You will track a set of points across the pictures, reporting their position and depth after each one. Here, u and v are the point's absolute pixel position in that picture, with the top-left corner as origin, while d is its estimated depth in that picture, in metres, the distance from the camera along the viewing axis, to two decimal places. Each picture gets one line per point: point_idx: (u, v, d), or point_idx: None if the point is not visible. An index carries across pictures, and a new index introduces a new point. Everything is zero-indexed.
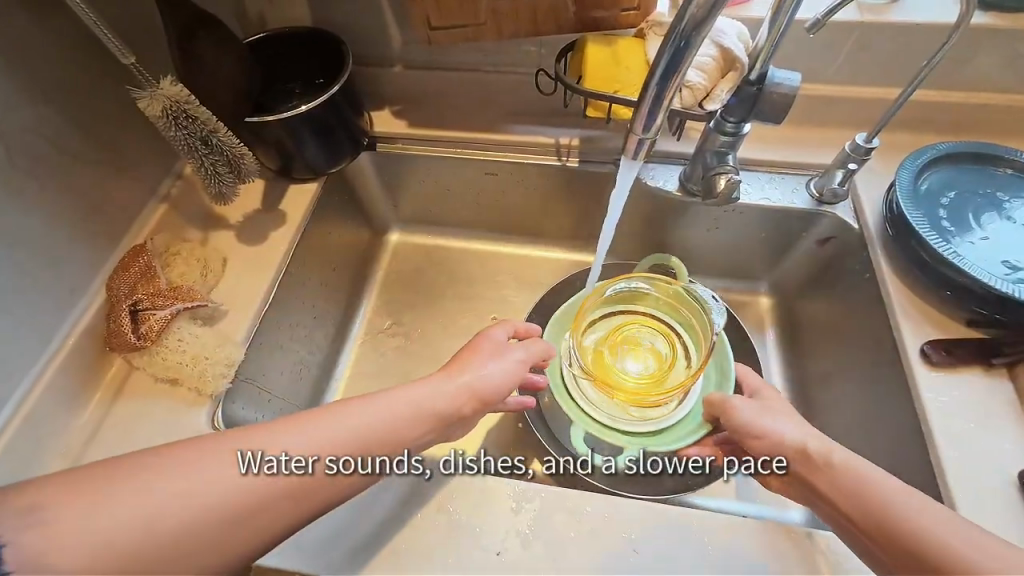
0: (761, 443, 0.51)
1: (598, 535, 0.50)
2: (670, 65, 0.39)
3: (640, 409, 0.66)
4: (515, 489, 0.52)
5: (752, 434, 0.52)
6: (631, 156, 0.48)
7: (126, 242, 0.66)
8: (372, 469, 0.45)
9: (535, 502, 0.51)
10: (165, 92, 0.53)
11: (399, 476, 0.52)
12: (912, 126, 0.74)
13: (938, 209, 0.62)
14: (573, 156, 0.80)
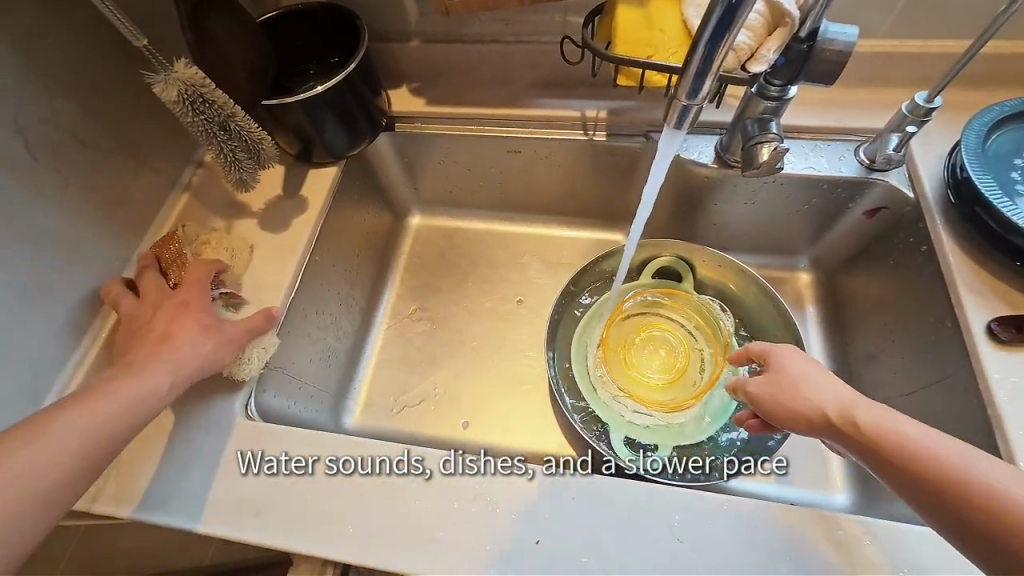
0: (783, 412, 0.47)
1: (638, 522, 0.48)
2: (722, 21, 0.35)
3: (677, 410, 0.69)
4: (525, 480, 0.51)
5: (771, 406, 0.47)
6: (675, 125, 0.44)
7: (151, 235, 0.66)
8: (372, 469, 0.53)
9: (547, 488, 0.50)
10: (180, 75, 0.50)
11: (399, 476, 0.52)
12: (976, 83, 0.68)
13: (1010, 172, 0.57)
14: (600, 130, 0.76)
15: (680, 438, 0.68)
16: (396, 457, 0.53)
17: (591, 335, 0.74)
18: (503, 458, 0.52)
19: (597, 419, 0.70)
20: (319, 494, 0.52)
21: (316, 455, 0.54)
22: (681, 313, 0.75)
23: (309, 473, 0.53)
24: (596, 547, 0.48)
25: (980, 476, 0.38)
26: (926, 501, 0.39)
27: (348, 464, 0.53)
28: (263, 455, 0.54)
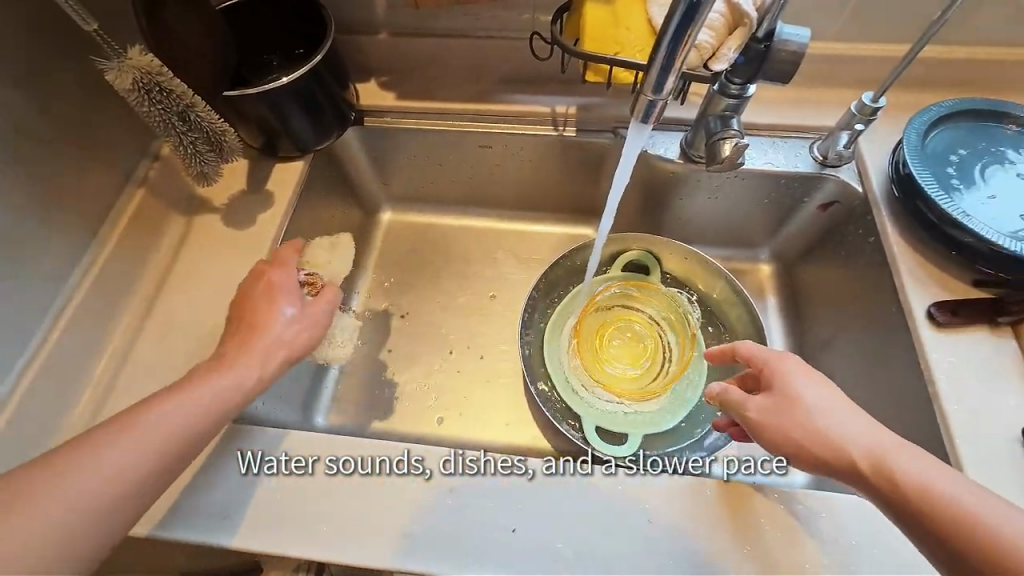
0: (789, 441, 0.44)
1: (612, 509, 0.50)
2: (683, 18, 0.36)
3: (648, 397, 0.71)
4: (525, 480, 0.51)
5: (774, 432, 0.45)
6: (643, 119, 0.45)
7: (105, 232, 0.63)
8: (372, 468, 0.52)
9: (546, 487, 0.51)
10: (134, 62, 0.48)
11: (400, 476, 0.52)
12: (916, 85, 0.73)
13: (947, 168, 0.61)
14: (570, 126, 0.77)
15: (652, 427, 0.70)
16: (396, 457, 0.53)
17: (560, 329, 0.75)
18: (503, 458, 0.52)
19: (571, 409, 0.71)
20: (316, 494, 0.51)
21: (317, 455, 0.53)
22: (649, 303, 0.78)
23: (309, 473, 0.52)
24: (578, 539, 0.48)
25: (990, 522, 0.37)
26: (929, 539, 0.39)
27: (349, 464, 0.52)
28: (264, 455, 0.53)
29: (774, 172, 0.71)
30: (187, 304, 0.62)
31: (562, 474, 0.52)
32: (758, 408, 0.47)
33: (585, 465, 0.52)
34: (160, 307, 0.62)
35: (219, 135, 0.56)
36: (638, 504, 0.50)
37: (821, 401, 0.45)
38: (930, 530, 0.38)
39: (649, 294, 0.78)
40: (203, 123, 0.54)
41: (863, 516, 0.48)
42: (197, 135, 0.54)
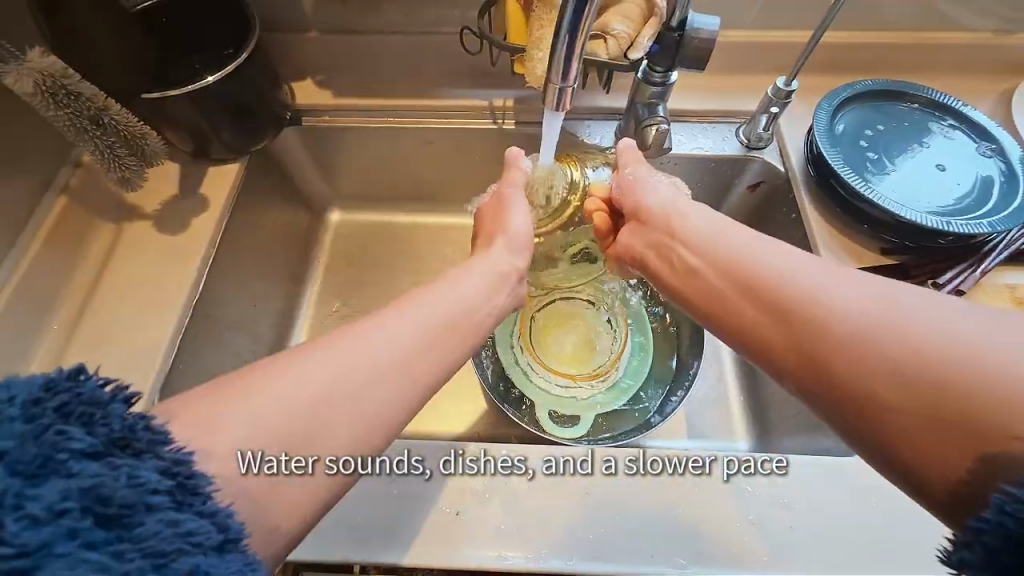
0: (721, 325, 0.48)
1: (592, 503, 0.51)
2: (575, 9, 0.38)
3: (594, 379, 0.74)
4: (525, 480, 0.52)
5: (701, 280, 0.50)
6: (554, 107, 0.46)
7: (22, 244, 0.61)
8: (372, 469, 0.51)
9: (547, 487, 0.52)
10: (34, 65, 0.47)
11: (400, 476, 0.52)
12: (831, 70, 0.78)
13: (854, 145, 0.66)
14: (509, 119, 0.78)
15: (601, 409, 0.72)
16: (396, 457, 0.52)
17: (511, 317, 0.77)
18: (504, 458, 0.52)
19: (522, 395, 0.72)
20: None
21: None
22: (594, 289, 0.79)
23: None
24: (533, 525, 0.50)
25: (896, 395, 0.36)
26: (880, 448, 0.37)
27: None
28: None
29: (704, 156, 0.75)
30: (120, 312, 0.62)
31: (562, 474, 0.52)
32: (745, 352, 0.46)
33: (586, 465, 0.53)
34: (89, 319, 0.61)
35: (138, 137, 0.55)
36: (639, 503, 0.51)
37: (726, 239, 0.51)
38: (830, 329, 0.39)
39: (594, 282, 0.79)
40: (119, 127, 0.53)
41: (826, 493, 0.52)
42: (112, 139, 0.53)
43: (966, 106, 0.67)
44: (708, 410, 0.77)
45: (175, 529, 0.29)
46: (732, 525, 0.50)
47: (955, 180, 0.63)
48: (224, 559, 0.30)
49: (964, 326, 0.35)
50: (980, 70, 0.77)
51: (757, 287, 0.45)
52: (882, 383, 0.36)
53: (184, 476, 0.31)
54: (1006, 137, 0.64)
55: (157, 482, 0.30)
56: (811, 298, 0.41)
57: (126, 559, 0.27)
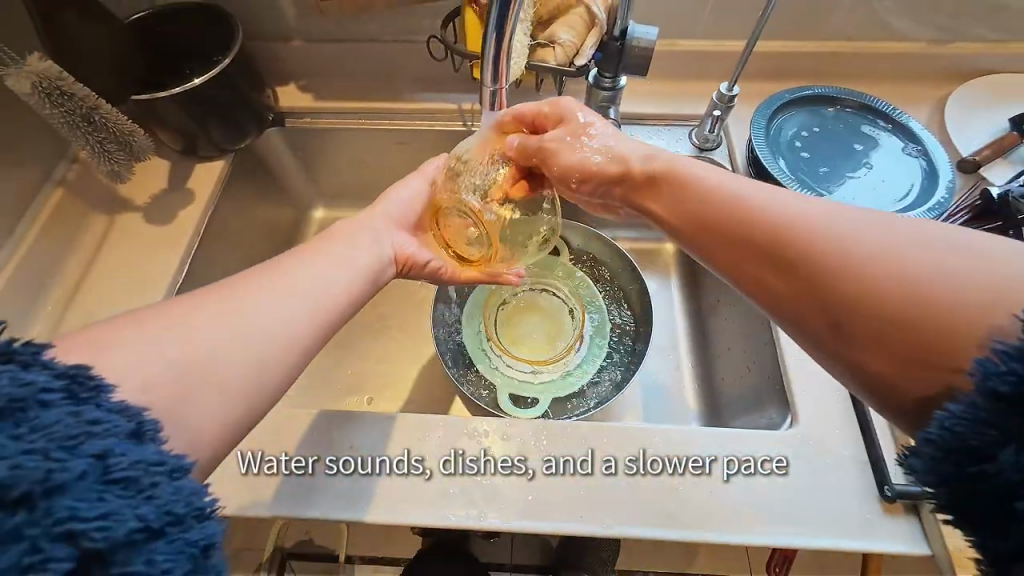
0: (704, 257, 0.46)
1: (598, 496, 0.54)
2: (499, 20, 0.43)
3: (553, 364, 0.78)
4: (525, 479, 0.55)
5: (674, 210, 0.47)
6: (490, 108, 0.51)
7: (20, 232, 0.67)
8: (372, 468, 0.55)
9: (546, 485, 0.55)
10: (33, 68, 0.53)
11: (400, 475, 0.55)
12: (780, 77, 0.83)
13: (790, 146, 0.71)
14: (477, 121, 0.84)
15: (560, 390, 0.76)
16: (396, 457, 0.56)
17: (479, 309, 0.82)
18: (504, 458, 0.56)
19: (484, 380, 0.77)
20: (317, 493, 0.54)
21: (316, 455, 0.56)
22: (554, 280, 0.84)
23: (309, 473, 0.55)
24: (529, 510, 0.53)
25: (877, 315, 0.35)
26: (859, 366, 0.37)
27: (349, 464, 0.56)
28: (264, 455, 0.56)
29: (659, 157, 0.79)
30: (110, 294, 0.67)
31: (562, 473, 0.55)
32: (730, 282, 0.44)
33: (586, 465, 0.56)
34: (80, 300, 0.67)
35: (124, 133, 0.60)
36: (640, 496, 0.54)
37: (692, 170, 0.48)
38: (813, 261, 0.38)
39: (556, 275, 0.85)
40: (109, 123, 0.59)
41: (807, 482, 0.55)
42: (102, 135, 0.59)
43: (896, 109, 0.72)
44: (668, 400, 0.80)
45: (75, 422, 0.31)
46: (670, 491, 0.54)
47: (884, 179, 0.68)
48: (139, 446, 0.32)
49: (941, 253, 0.34)
50: (919, 78, 0.82)
51: (746, 217, 0.42)
52: (863, 313, 0.36)
53: (80, 379, 0.33)
54: (931, 139, 0.69)
55: (51, 381, 0.31)
56: (799, 222, 0.40)
57: (25, 441, 0.29)
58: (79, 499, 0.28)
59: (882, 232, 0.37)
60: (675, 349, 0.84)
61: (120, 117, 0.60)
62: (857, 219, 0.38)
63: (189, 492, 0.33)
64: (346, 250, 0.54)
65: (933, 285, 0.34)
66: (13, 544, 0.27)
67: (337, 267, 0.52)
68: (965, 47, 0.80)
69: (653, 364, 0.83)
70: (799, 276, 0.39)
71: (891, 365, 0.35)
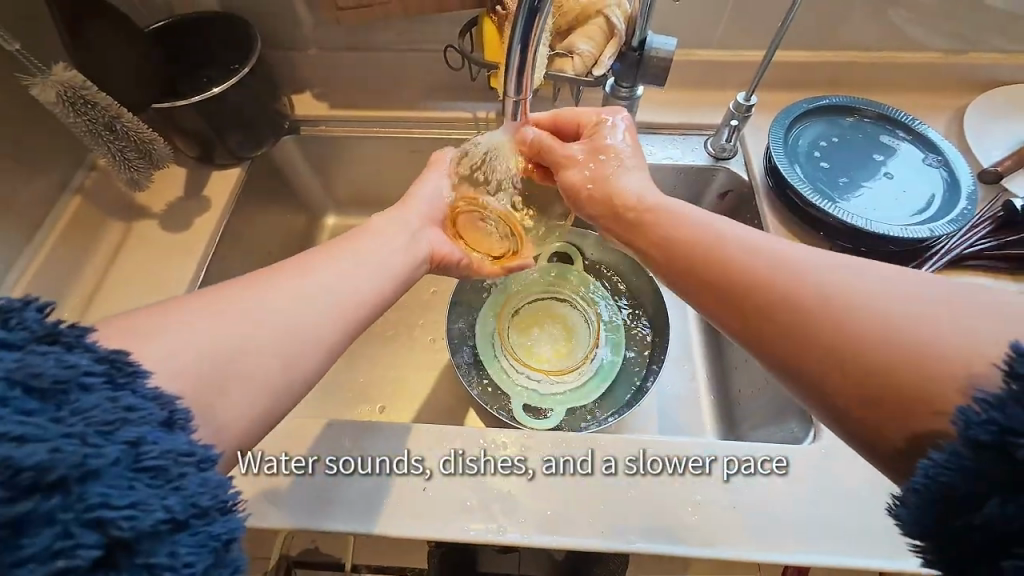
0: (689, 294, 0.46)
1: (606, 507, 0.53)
2: (523, 30, 0.43)
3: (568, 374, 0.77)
4: (525, 479, 0.55)
5: (662, 247, 0.48)
6: (512, 117, 0.51)
7: (39, 239, 0.67)
8: (372, 468, 0.55)
9: (547, 486, 0.55)
10: (58, 78, 0.54)
11: (400, 475, 0.55)
12: (795, 87, 0.82)
13: (809, 157, 0.70)
14: (492, 130, 0.84)
15: (576, 401, 0.76)
16: (396, 458, 0.56)
17: (492, 316, 0.82)
18: (504, 459, 0.56)
19: (499, 389, 0.76)
20: (318, 493, 0.54)
21: (316, 455, 0.56)
22: (569, 289, 0.84)
23: (309, 473, 0.55)
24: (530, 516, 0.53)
25: (858, 360, 0.35)
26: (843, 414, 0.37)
27: (349, 464, 0.56)
28: (264, 456, 0.56)
29: (675, 166, 0.79)
30: (126, 301, 0.67)
31: (562, 474, 0.55)
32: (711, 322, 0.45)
33: (585, 465, 0.56)
34: (96, 308, 0.67)
35: (144, 140, 0.60)
36: (646, 503, 0.54)
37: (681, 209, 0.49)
38: (794, 302, 0.39)
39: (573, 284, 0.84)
40: (129, 130, 0.59)
41: (823, 496, 0.54)
42: (123, 143, 0.59)
43: (915, 119, 0.72)
44: (681, 410, 0.79)
45: (112, 408, 0.31)
46: (692, 506, 0.54)
47: (904, 190, 0.67)
48: (170, 435, 0.33)
49: (919, 299, 0.35)
50: (935, 88, 0.81)
51: (726, 259, 0.43)
52: (838, 355, 0.36)
53: (118, 363, 0.33)
54: (951, 149, 0.69)
55: (92, 364, 0.32)
56: (784, 264, 0.40)
57: (65, 424, 0.29)
58: (110, 486, 0.29)
59: (857, 277, 0.38)
60: (688, 358, 0.84)
61: (140, 125, 0.60)
62: (831, 264, 0.39)
63: (212, 486, 0.33)
64: (381, 242, 0.53)
65: (914, 330, 0.34)
66: (46, 527, 0.27)
67: (370, 261, 0.51)
68: (982, 57, 0.79)
69: (667, 374, 0.82)
70: (777, 317, 0.39)
71: (874, 414, 0.35)
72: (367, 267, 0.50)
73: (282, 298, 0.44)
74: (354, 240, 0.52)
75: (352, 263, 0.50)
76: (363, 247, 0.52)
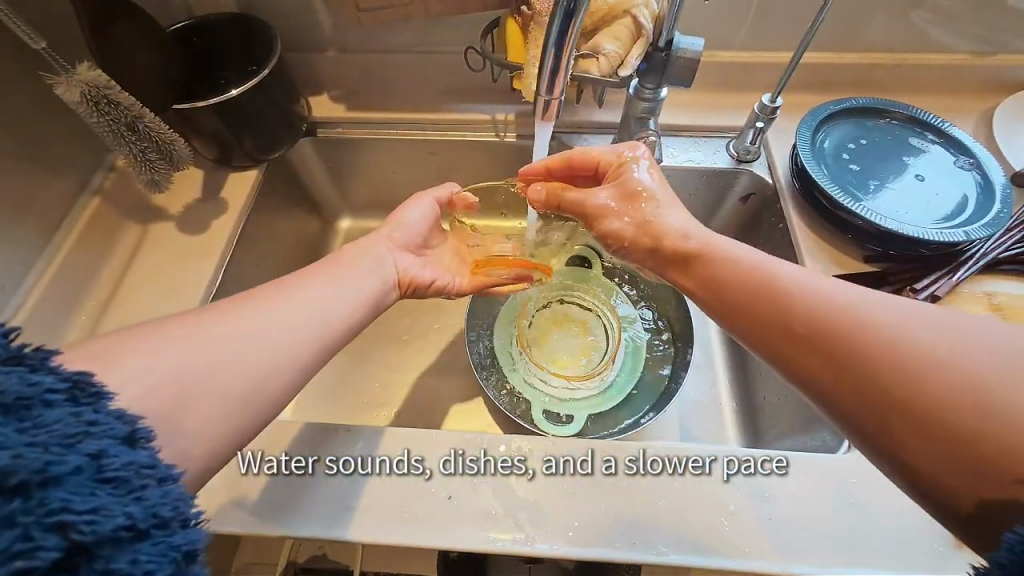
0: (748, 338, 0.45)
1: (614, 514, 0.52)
2: (561, 27, 0.42)
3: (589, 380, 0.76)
4: (525, 479, 0.54)
5: (718, 288, 0.47)
6: (543, 117, 0.50)
7: (57, 241, 0.67)
8: (371, 468, 0.54)
9: (546, 486, 0.53)
10: (82, 77, 0.53)
11: (400, 475, 0.54)
12: (818, 89, 0.81)
13: (837, 159, 0.69)
14: (510, 131, 0.83)
15: (596, 408, 0.74)
16: (396, 457, 0.55)
17: (510, 319, 0.81)
18: (504, 458, 0.55)
19: (518, 395, 0.75)
20: (315, 494, 0.53)
21: (316, 455, 0.55)
22: (590, 293, 0.83)
23: (309, 473, 0.54)
24: (542, 519, 0.52)
25: (934, 418, 0.35)
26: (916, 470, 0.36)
27: (349, 464, 0.54)
28: (264, 455, 0.55)
29: (697, 169, 0.78)
30: (143, 304, 0.66)
31: (562, 474, 0.54)
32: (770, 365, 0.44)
33: (585, 465, 0.55)
34: (113, 312, 0.66)
35: (165, 141, 0.60)
36: (658, 509, 0.52)
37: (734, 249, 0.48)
38: (865, 355, 0.38)
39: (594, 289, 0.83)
40: (151, 131, 0.58)
41: (855, 507, 0.52)
42: (144, 144, 0.59)
43: (944, 121, 0.70)
44: (702, 417, 0.78)
45: (73, 422, 0.31)
46: (726, 516, 0.52)
47: (937, 193, 0.66)
48: (134, 450, 0.32)
49: (990, 353, 0.35)
50: (960, 90, 0.80)
51: (791, 305, 0.42)
52: (911, 407, 0.35)
53: (82, 380, 0.33)
54: (983, 151, 0.67)
55: (56, 379, 0.31)
56: (851, 312, 0.39)
57: (28, 435, 0.29)
58: (73, 493, 0.29)
59: (923, 325, 0.37)
60: (710, 365, 0.82)
61: (161, 126, 0.59)
62: (896, 311, 0.39)
63: (174, 501, 0.32)
64: (355, 267, 0.53)
65: (993, 387, 0.33)
66: (4, 530, 0.27)
67: (337, 286, 0.50)
68: (1009, 59, 0.78)
69: (690, 382, 0.81)
70: (844, 365, 0.38)
71: (950, 473, 0.34)
72: (340, 291, 0.50)
73: (251, 323, 0.44)
74: (328, 266, 0.52)
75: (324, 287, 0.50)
76: (335, 274, 0.51)
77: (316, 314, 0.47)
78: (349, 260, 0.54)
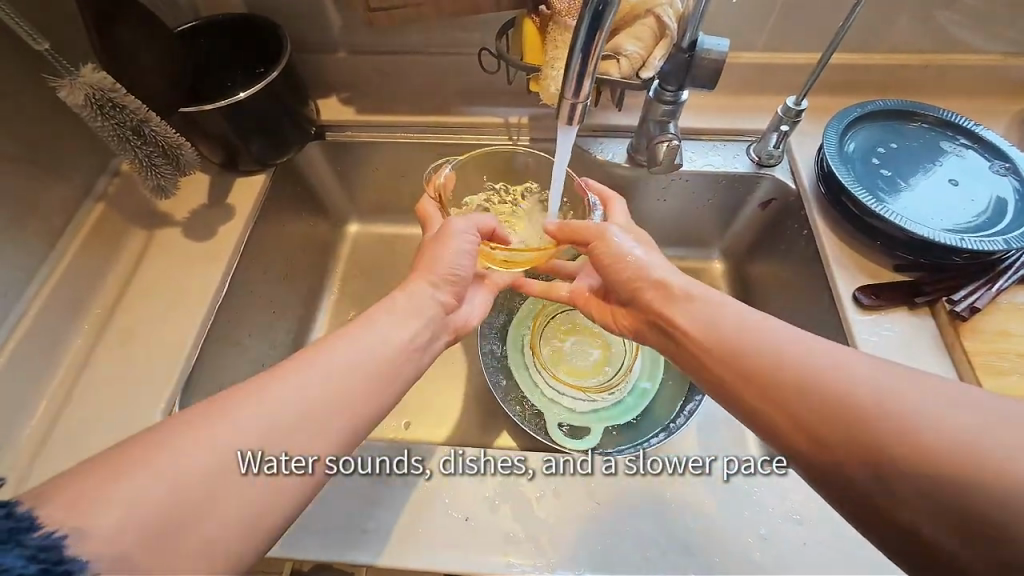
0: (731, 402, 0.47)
1: (638, 537, 0.50)
2: (591, 26, 0.40)
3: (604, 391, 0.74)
4: (526, 480, 0.52)
5: (705, 351, 0.49)
6: (566, 122, 0.47)
7: (61, 247, 0.65)
8: (372, 469, 0.53)
9: (547, 486, 0.52)
10: (86, 80, 0.52)
11: (400, 476, 0.53)
12: (840, 91, 0.79)
13: (865, 164, 0.66)
14: (524, 134, 0.81)
15: (612, 420, 0.72)
16: (396, 458, 0.53)
17: (522, 329, 0.79)
18: (503, 458, 0.53)
19: (531, 407, 0.72)
20: (315, 494, 0.52)
21: None
22: None
23: None
24: (562, 543, 0.49)
25: (913, 486, 0.36)
26: (900, 535, 0.37)
27: (349, 464, 0.53)
28: None
29: (717, 173, 0.75)
30: (149, 312, 0.64)
31: (562, 473, 0.53)
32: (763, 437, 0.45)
33: (585, 465, 0.53)
34: (118, 320, 0.64)
35: (171, 144, 0.58)
36: (682, 530, 0.50)
37: (719, 311, 0.50)
38: (843, 425, 0.39)
39: None
40: (157, 135, 0.56)
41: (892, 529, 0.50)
42: (149, 148, 0.57)
43: (977, 124, 0.68)
44: (720, 429, 0.75)
45: None
46: (756, 541, 0.50)
47: (971, 199, 0.63)
48: None
49: (963, 416, 0.36)
50: (987, 91, 0.78)
51: (772, 375, 0.43)
52: (897, 488, 0.36)
53: (50, 554, 0.31)
54: (1019, 156, 0.65)
55: (20, 562, 0.30)
56: (829, 381, 0.41)
57: None
58: None
59: (905, 386, 0.39)
60: None
61: (167, 129, 0.57)
62: (897, 390, 0.39)
63: None
64: (400, 328, 0.51)
65: (969, 453, 0.34)
66: None
67: (375, 354, 0.48)
68: None
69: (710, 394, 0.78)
70: (827, 440, 0.39)
71: (933, 540, 0.35)
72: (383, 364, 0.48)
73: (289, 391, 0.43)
74: (369, 324, 0.50)
75: (365, 356, 0.47)
76: (374, 334, 0.49)
77: (354, 386, 0.46)
78: (394, 315, 0.52)
